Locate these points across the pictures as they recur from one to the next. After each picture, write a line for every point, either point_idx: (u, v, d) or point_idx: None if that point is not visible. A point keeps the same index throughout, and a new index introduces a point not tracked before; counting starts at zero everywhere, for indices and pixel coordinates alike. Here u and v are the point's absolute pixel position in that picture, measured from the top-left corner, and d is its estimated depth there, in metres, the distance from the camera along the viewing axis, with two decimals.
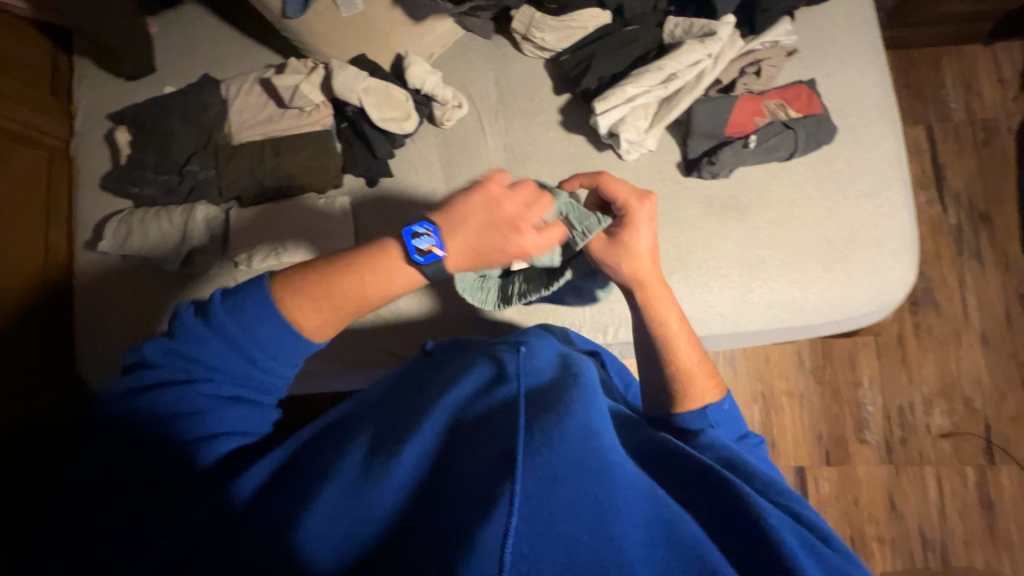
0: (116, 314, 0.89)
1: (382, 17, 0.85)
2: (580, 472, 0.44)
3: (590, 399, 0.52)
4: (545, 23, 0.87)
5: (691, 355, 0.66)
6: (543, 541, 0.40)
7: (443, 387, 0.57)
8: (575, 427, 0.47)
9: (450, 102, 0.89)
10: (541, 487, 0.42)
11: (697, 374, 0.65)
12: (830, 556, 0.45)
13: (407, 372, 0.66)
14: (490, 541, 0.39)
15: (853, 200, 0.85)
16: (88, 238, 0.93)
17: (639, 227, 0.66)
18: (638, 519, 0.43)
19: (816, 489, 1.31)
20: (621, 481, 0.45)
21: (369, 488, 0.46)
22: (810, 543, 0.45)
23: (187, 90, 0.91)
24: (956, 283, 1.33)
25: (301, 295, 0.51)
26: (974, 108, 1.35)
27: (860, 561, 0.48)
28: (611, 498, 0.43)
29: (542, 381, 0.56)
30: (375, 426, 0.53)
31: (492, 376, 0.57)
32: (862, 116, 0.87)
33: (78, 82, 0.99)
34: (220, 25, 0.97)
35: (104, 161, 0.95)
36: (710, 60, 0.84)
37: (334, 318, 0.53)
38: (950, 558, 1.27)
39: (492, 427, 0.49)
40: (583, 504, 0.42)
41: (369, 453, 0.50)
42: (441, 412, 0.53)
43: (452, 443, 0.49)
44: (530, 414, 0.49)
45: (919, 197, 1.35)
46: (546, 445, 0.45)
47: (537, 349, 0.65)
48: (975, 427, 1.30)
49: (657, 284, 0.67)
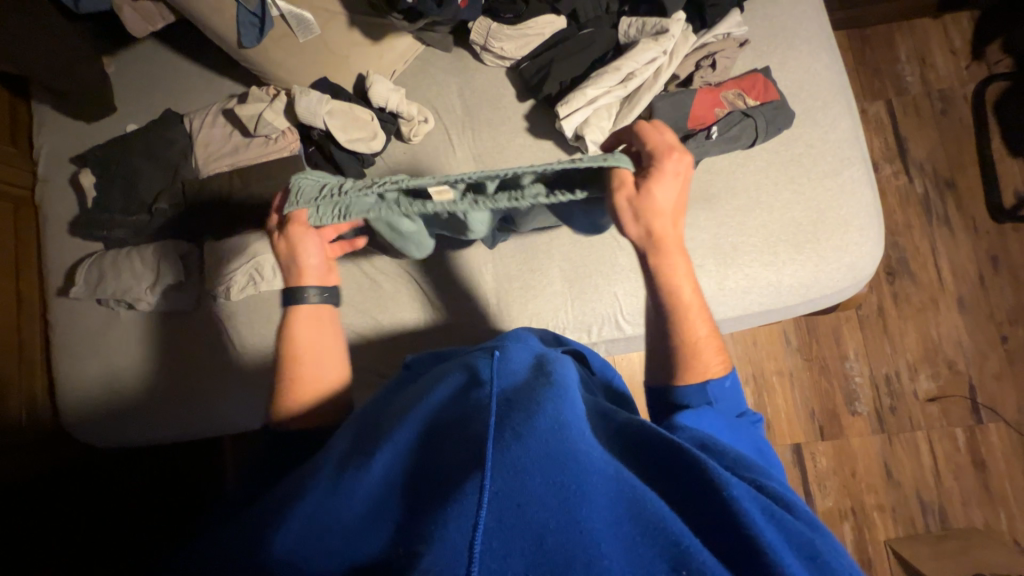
0: (98, 354, 0.94)
1: (341, 40, 0.87)
2: (547, 466, 0.39)
3: (562, 395, 0.48)
4: (501, 33, 0.88)
5: (701, 327, 0.61)
6: (506, 549, 0.35)
7: (419, 396, 0.54)
8: (546, 421, 0.43)
9: (415, 118, 0.91)
10: (507, 485, 0.38)
11: (702, 347, 0.60)
12: (793, 524, 0.40)
13: (389, 390, 0.63)
14: (455, 537, 0.35)
15: (816, 181, 0.85)
16: (60, 284, 0.97)
17: (664, 179, 0.59)
18: (612, 523, 0.37)
19: (814, 464, 1.33)
20: (595, 476, 0.39)
21: (336, 500, 0.43)
22: (771, 511, 0.41)
23: (149, 129, 0.95)
24: (929, 250, 1.41)
25: (295, 401, 0.64)
26: (930, 80, 1.47)
27: (836, 539, 0.43)
28: (586, 494, 0.38)
29: (518, 383, 0.51)
30: (351, 440, 0.51)
31: (466, 381, 0.53)
32: (818, 99, 0.88)
33: (42, 128, 1.02)
34: (193, 64, 1.01)
35: (68, 205, 0.99)
36: (665, 57, 0.85)
37: (321, 364, 0.67)
38: (949, 520, 1.29)
39: (462, 428, 0.45)
40: (552, 503, 0.37)
41: (337, 468, 0.47)
42: (413, 419, 0.49)
43: (427, 449, 0.46)
44: (500, 415, 0.45)
45: (886, 169, 1.45)
46: (515, 438, 0.41)
47: (516, 350, 0.59)
48: (961, 389, 1.35)
49: (675, 246, 0.61)
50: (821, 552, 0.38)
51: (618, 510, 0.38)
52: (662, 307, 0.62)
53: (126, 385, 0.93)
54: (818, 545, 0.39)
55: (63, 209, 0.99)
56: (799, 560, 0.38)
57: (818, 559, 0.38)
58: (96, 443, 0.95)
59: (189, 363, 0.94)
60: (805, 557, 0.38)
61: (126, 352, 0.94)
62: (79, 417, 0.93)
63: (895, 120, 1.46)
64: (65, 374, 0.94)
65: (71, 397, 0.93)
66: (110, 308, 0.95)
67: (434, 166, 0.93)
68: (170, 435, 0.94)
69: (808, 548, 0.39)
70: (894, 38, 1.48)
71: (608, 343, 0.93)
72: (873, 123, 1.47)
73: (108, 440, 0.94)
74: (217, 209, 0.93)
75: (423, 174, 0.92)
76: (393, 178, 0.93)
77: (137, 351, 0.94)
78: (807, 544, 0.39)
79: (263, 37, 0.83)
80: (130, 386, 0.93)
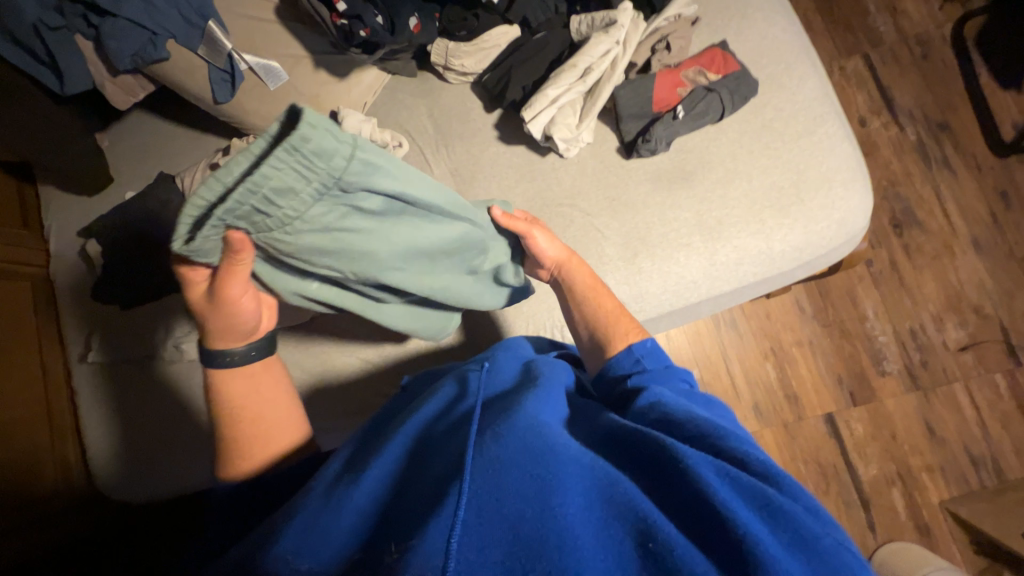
0: (120, 412, 0.98)
1: (308, 81, 0.91)
2: (524, 461, 0.38)
3: (544, 397, 0.47)
4: (460, 51, 0.91)
5: (607, 301, 0.69)
6: (483, 540, 0.34)
7: (408, 412, 0.52)
8: (524, 420, 0.41)
9: (390, 143, 0.92)
10: (485, 482, 0.36)
11: (616, 315, 0.68)
12: (749, 480, 0.37)
13: (385, 412, 0.59)
14: (435, 537, 0.34)
15: (790, 142, 0.85)
16: (80, 350, 1.02)
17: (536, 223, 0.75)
18: (586, 509, 0.36)
19: (851, 432, 1.28)
20: (570, 465, 0.38)
21: (323, 516, 0.41)
22: (730, 472, 0.38)
23: (145, 192, 0.99)
24: (934, 195, 1.37)
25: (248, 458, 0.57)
26: (904, 25, 1.45)
27: (814, 500, 0.39)
28: (562, 483, 0.36)
29: (505, 392, 0.50)
30: (346, 456, 0.49)
31: (455, 395, 0.51)
32: (780, 63, 0.88)
33: (48, 209, 1.08)
34: (182, 128, 1.07)
35: (81, 275, 1.04)
36: (619, 47, 0.87)
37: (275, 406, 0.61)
38: (1004, 472, 1.22)
39: (447, 438, 0.44)
40: (526, 494, 0.36)
41: (327, 486, 0.45)
42: (400, 434, 0.47)
43: (415, 460, 0.44)
44: (483, 419, 0.43)
45: (875, 121, 1.42)
46: (494, 438, 0.40)
47: (505, 360, 0.58)
48: (992, 334, 1.30)
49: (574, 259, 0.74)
50: (774, 498, 0.36)
51: (591, 495, 0.37)
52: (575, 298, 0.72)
53: (148, 436, 0.97)
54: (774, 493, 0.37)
55: (76, 279, 1.04)
56: (751, 511, 0.36)
57: (772, 506, 0.36)
58: (122, 498, 0.97)
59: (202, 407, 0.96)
60: (759, 507, 0.36)
61: (144, 408, 0.98)
62: (107, 470, 0.97)
63: (874, 71, 1.44)
64: (89, 435, 0.98)
65: (98, 455, 0.97)
66: (127, 365, 1.00)
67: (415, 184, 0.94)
68: (181, 486, 0.96)
69: (762, 498, 0.37)
70: None
71: None
72: (853, 78, 1.45)
73: (131, 494, 0.97)
74: None
75: None
76: None
77: (152, 403, 0.98)
78: (762, 495, 0.37)
79: (235, 90, 0.88)
80: (152, 437, 0.96)
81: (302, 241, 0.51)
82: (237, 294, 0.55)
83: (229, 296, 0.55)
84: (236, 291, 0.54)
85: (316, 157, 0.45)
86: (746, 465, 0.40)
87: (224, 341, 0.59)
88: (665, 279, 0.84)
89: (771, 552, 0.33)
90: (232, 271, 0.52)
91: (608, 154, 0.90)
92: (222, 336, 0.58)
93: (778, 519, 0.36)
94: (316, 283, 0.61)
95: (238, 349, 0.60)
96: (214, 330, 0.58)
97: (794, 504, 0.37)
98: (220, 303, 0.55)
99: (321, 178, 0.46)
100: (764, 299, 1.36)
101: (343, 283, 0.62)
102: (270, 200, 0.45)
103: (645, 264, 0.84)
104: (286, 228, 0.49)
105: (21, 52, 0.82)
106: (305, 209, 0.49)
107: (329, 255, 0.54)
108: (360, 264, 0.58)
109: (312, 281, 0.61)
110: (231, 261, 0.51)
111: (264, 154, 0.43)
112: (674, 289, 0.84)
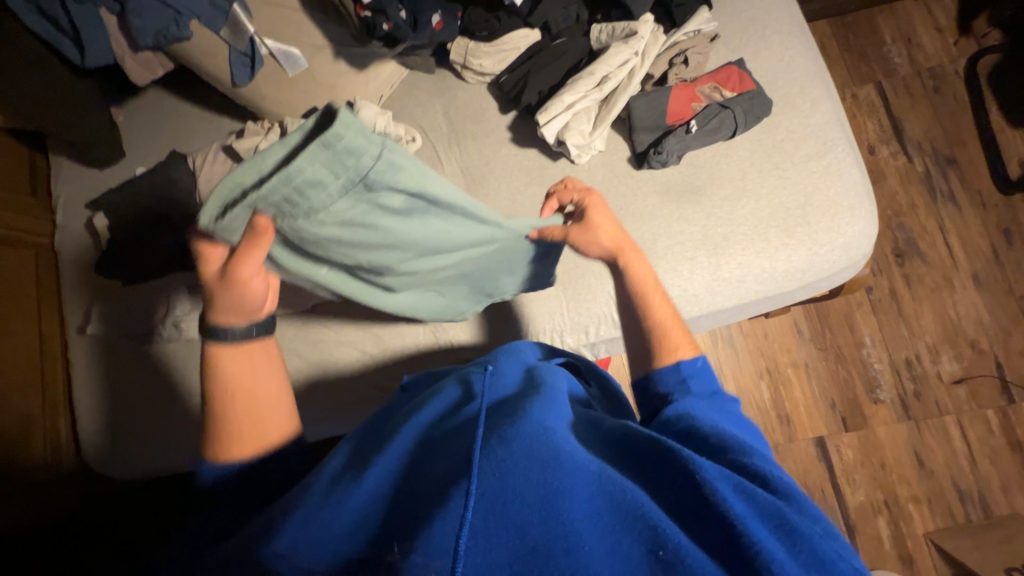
0: (115, 386, 0.98)
1: (326, 70, 0.91)
2: (530, 464, 0.38)
3: (550, 402, 0.47)
4: (479, 50, 0.92)
5: (666, 308, 0.64)
6: (489, 543, 0.34)
7: (410, 411, 0.53)
8: (530, 425, 0.41)
9: (403, 138, 0.94)
10: (492, 485, 0.36)
11: (671, 326, 0.62)
12: (764, 498, 0.38)
13: (385, 409, 0.59)
14: (441, 537, 0.34)
15: (801, 164, 0.86)
16: (78, 322, 1.01)
17: (596, 209, 0.72)
18: (592, 515, 0.36)
19: (840, 458, 1.28)
20: (576, 471, 0.38)
21: (324, 513, 0.41)
22: (745, 489, 0.38)
23: (156, 170, 1.00)
24: (937, 227, 1.38)
25: (239, 443, 0.53)
26: (918, 58, 1.47)
27: (822, 516, 0.40)
28: (568, 488, 0.36)
29: (509, 396, 0.50)
30: (348, 453, 0.50)
31: (458, 398, 0.52)
32: (795, 85, 0.89)
33: (57, 179, 1.09)
34: (197, 108, 1.08)
35: (85, 247, 1.04)
36: (637, 58, 0.88)
37: (265, 394, 0.56)
38: (991, 508, 1.22)
39: (452, 440, 0.44)
40: (533, 498, 0.36)
41: (330, 482, 0.45)
42: (404, 435, 0.48)
43: (419, 461, 0.45)
44: (489, 423, 0.43)
45: (884, 150, 1.43)
46: (500, 442, 0.40)
47: (509, 364, 0.58)
48: (987, 369, 1.30)
49: (634, 251, 0.68)
50: (787, 517, 0.37)
51: (597, 502, 0.37)
52: (630, 295, 0.66)
53: (140, 416, 0.96)
54: (787, 512, 0.37)
55: (80, 251, 1.04)
56: (765, 529, 0.36)
57: (786, 526, 0.36)
58: (113, 472, 0.97)
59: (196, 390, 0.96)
60: (772, 525, 0.37)
61: (138, 387, 0.97)
62: (97, 448, 0.96)
63: (886, 101, 1.45)
64: (81, 411, 0.98)
65: (90, 431, 0.97)
66: (126, 343, 0.99)
67: None
68: (171, 464, 0.96)
69: (774, 516, 0.37)
70: (876, 21, 1.50)
71: (607, 343, 0.91)
72: (865, 106, 1.46)
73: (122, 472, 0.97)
74: None
75: None
76: None
77: (147, 382, 0.97)
78: (775, 514, 0.37)
79: (255, 74, 0.88)
80: (144, 416, 0.96)
81: (324, 228, 0.56)
82: (251, 270, 0.54)
83: (241, 273, 0.53)
84: (249, 266, 0.53)
85: (346, 155, 0.49)
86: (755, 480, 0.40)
87: (222, 320, 0.56)
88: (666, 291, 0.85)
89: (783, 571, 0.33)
90: (248, 246, 0.51)
91: (619, 164, 0.91)
92: (223, 314, 0.56)
93: (793, 538, 0.36)
94: (325, 269, 0.66)
95: (237, 329, 0.56)
96: (215, 306, 0.55)
97: (811, 527, 0.37)
98: (232, 278, 0.54)
99: (348, 174, 0.50)
100: (763, 319, 1.36)
101: (352, 268, 0.67)
102: (300, 191, 0.49)
103: None
104: (311, 217, 0.53)
105: (42, 19, 0.82)
106: (331, 202, 0.52)
107: (348, 243, 0.60)
108: (374, 250, 0.63)
109: (323, 266, 0.66)
110: (252, 238, 0.51)
111: (298, 153, 0.48)
112: (676, 302, 0.85)
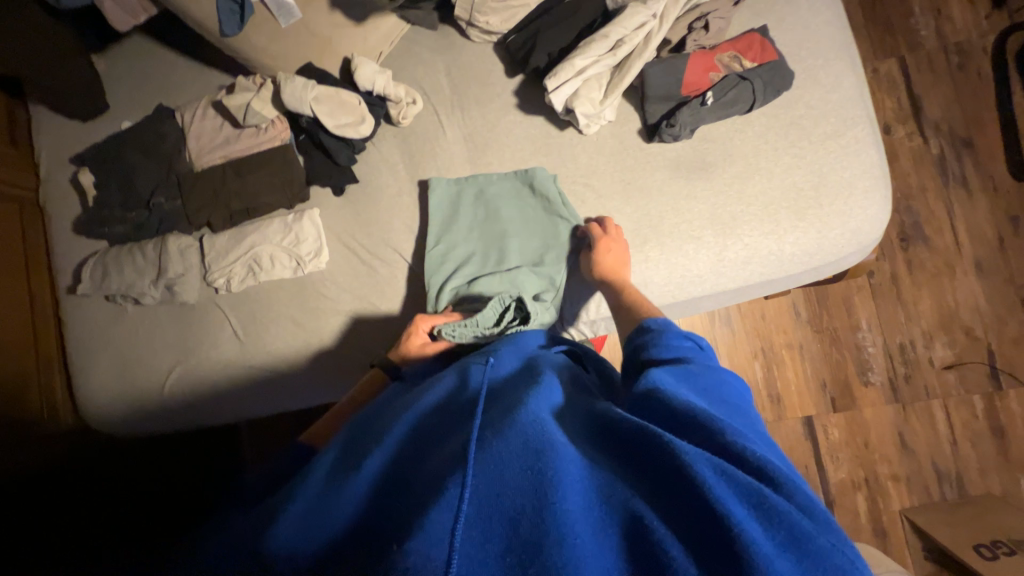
0: (109, 349, 0.97)
1: (322, 22, 0.86)
2: (524, 455, 0.37)
3: (544, 393, 0.46)
4: (487, 6, 0.85)
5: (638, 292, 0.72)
6: (484, 536, 0.34)
7: (409, 401, 0.53)
8: (525, 416, 0.41)
9: (403, 100, 0.89)
10: (485, 477, 0.36)
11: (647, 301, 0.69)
12: (742, 477, 0.36)
13: (382, 400, 0.59)
14: (438, 525, 0.33)
15: (818, 144, 0.82)
16: (69, 282, 0.99)
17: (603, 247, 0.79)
18: (584, 506, 0.35)
19: (826, 437, 1.31)
20: (567, 459, 0.38)
21: (326, 501, 0.41)
22: (724, 469, 0.36)
23: (143, 125, 0.95)
24: (945, 212, 1.36)
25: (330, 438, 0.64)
26: (946, 31, 1.39)
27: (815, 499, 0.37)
28: (561, 477, 0.36)
29: (506, 387, 0.50)
30: (344, 443, 0.50)
31: (454, 387, 0.52)
32: (819, 57, 0.84)
33: (38, 131, 1.03)
34: (184, 58, 1.01)
35: (71, 205, 1.01)
36: (655, 21, 0.83)
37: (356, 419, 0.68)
38: (965, 487, 1.27)
39: (448, 431, 0.44)
40: (524, 487, 0.35)
41: (327, 477, 0.45)
42: (401, 422, 0.48)
43: (415, 450, 0.45)
44: (484, 415, 0.43)
45: (900, 130, 1.39)
46: (495, 433, 0.40)
47: (507, 353, 0.58)
48: (978, 355, 1.32)
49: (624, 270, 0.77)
50: (766, 495, 0.35)
51: (590, 494, 0.36)
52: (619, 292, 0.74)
53: (131, 379, 0.95)
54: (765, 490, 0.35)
55: (65, 208, 1.01)
56: (744, 510, 0.34)
57: (765, 504, 0.34)
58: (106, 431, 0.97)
59: (187, 354, 0.94)
60: (751, 504, 0.35)
61: (130, 350, 0.96)
62: (90, 409, 0.96)
63: (908, 77, 1.39)
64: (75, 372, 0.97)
65: (85, 395, 0.96)
66: (118, 305, 0.97)
67: (426, 147, 0.92)
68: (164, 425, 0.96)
69: (754, 495, 0.35)
70: None
71: (606, 322, 0.87)
72: (886, 82, 1.40)
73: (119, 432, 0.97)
74: (210, 202, 0.92)
75: (415, 158, 0.92)
76: (386, 163, 0.92)
77: (139, 345, 0.96)
78: (754, 492, 0.35)
79: (245, 23, 0.81)
80: (135, 380, 0.95)
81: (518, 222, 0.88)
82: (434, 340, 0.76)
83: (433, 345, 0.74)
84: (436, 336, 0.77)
85: None
86: (740, 462, 0.38)
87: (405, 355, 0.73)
88: (669, 271, 0.83)
89: (762, 552, 0.32)
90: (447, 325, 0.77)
91: (628, 136, 0.87)
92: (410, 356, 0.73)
93: (770, 517, 0.34)
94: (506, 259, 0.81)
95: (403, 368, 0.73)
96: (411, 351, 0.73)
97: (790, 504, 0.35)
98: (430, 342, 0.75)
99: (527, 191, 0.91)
100: (762, 299, 1.36)
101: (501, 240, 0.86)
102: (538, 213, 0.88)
103: (654, 253, 0.83)
104: None
105: None
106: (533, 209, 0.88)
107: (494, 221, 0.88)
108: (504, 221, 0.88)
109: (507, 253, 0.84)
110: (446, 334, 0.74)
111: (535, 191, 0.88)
112: (679, 282, 0.83)
